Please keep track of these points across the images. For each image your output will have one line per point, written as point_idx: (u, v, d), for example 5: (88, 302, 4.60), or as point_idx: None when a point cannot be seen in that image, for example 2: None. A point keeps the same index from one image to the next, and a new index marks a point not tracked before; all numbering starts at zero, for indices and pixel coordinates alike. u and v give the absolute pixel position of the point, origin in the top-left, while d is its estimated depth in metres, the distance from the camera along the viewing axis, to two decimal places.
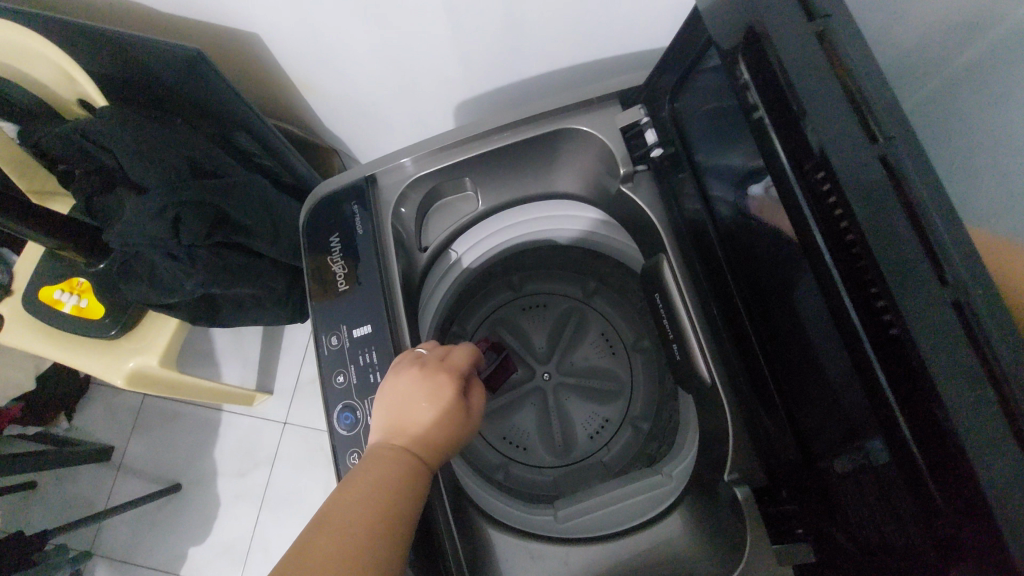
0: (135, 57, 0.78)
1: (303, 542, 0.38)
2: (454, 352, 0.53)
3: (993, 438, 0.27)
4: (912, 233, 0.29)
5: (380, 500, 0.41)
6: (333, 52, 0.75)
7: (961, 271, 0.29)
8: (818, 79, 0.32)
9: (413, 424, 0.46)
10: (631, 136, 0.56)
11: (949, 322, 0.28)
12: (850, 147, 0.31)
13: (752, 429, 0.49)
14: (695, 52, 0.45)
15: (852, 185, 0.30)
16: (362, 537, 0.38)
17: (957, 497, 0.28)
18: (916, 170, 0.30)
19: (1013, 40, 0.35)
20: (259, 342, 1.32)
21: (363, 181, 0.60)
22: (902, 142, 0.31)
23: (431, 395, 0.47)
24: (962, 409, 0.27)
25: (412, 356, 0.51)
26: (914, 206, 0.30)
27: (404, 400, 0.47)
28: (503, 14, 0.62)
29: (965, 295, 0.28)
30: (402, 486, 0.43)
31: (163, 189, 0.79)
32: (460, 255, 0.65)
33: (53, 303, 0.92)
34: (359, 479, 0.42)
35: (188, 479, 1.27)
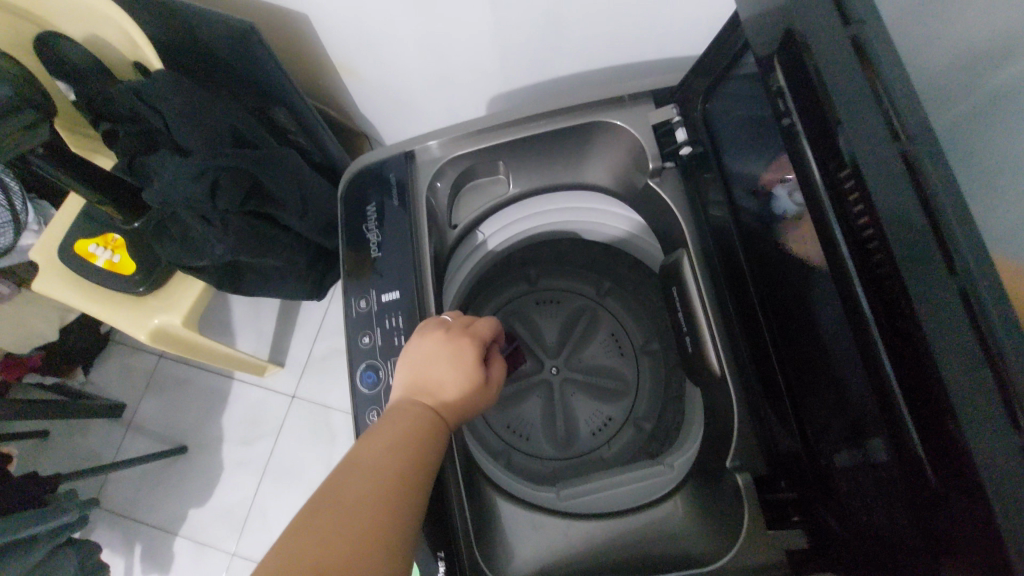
0: (190, 25, 0.82)
1: (335, 481, 0.41)
2: (477, 319, 0.55)
3: (997, 448, 0.26)
4: (926, 225, 0.29)
5: (403, 449, 0.43)
6: (378, 37, 0.78)
7: (968, 258, 0.28)
8: (844, 73, 0.32)
9: (436, 384, 0.49)
10: (662, 133, 0.58)
11: (950, 307, 0.28)
12: (870, 142, 0.31)
13: (758, 421, 0.51)
14: (730, 57, 0.47)
15: (875, 176, 0.30)
16: (392, 481, 0.41)
17: (964, 506, 0.28)
18: (935, 166, 0.30)
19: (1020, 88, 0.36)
20: (275, 315, 1.35)
21: (402, 157, 0.62)
22: (927, 140, 0.30)
23: (454, 359, 0.50)
24: (974, 420, 0.27)
25: (437, 321, 0.54)
26: (930, 203, 0.29)
27: (428, 362, 0.50)
28: (547, 11, 0.65)
29: (971, 284, 0.27)
30: (426, 438, 0.45)
31: (205, 154, 0.82)
32: (486, 237, 0.67)
33: (87, 256, 0.95)
34: (383, 430, 0.45)
35: (196, 443, 1.30)
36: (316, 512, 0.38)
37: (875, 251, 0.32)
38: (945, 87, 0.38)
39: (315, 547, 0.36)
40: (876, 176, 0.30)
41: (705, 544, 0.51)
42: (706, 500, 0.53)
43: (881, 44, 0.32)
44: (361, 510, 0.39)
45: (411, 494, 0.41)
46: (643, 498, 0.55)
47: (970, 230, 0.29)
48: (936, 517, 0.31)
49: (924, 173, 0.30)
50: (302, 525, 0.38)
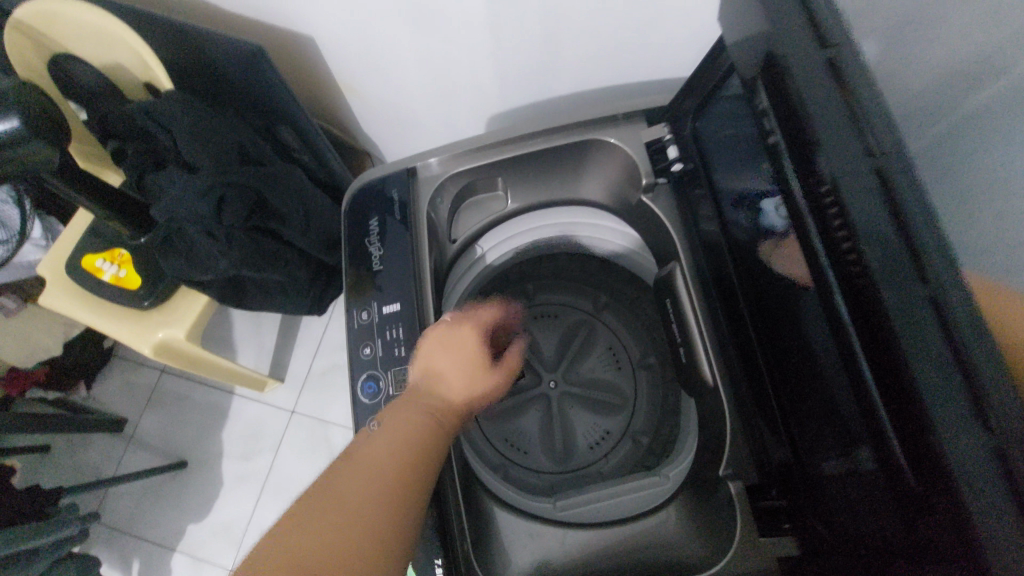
0: (199, 47, 0.85)
1: (354, 453, 0.44)
2: (478, 318, 0.62)
3: (975, 455, 0.27)
4: (897, 236, 0.30)
5: (424, 421, 0.49)
6: (381, 59, 0.80)
7: (942, 271, 0.29)
8: (821, 94, 0.34)
9: (447, 370, 0.54)
10: (655, 151, 0.60)
11: (922, 320, 0.29)
12: (847, 158, 0.32)
13: (749, 429, 0.52)
14: (717, 78, 0.49)
15: (851, 192, 0.32)
16: (408, 453, 0.45)
17: (945, 511, 0.28)
18: (908, 183, 0.31)
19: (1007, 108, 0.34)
20: (276, 330, 1.36)
21: (403, 174, 0.64)
22: (897, 156, 0.32)
23: (464, 354, 0.56)
24: (950, 426, 0.28)
25: (442, 318, 0.60)
26: (901, 215, 0.31)
27: (440, 351, 0.56)
28: (543, 33, 0.67)
29: (943, 294, 0.29)
30: (441, 415, 0.50)
31: (212, 171, 0.84)
32: (484, 251, 0.70)
33: (93, 271, 0.97)
34: (400, 409, 0.50)
35: (196, 458, 1.30)
36: (349, 473, 0.42)
37: (852, 260, 0.33)
38: (920, 111, 0.37)
39: (352, 501, 0.40)
40: (852, 192, 0.32)
41: (705, 552, 0.52)
42: (698, 508, 0.54)
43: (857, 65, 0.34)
44: (394, 470, 0.43)
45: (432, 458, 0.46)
46: (639, 508, 0.56)
47: (939, 241, 0.30)
48: (919, 521, 0.31)
49: (897, 188, 0.31)
50: (337, 484, 0.41)
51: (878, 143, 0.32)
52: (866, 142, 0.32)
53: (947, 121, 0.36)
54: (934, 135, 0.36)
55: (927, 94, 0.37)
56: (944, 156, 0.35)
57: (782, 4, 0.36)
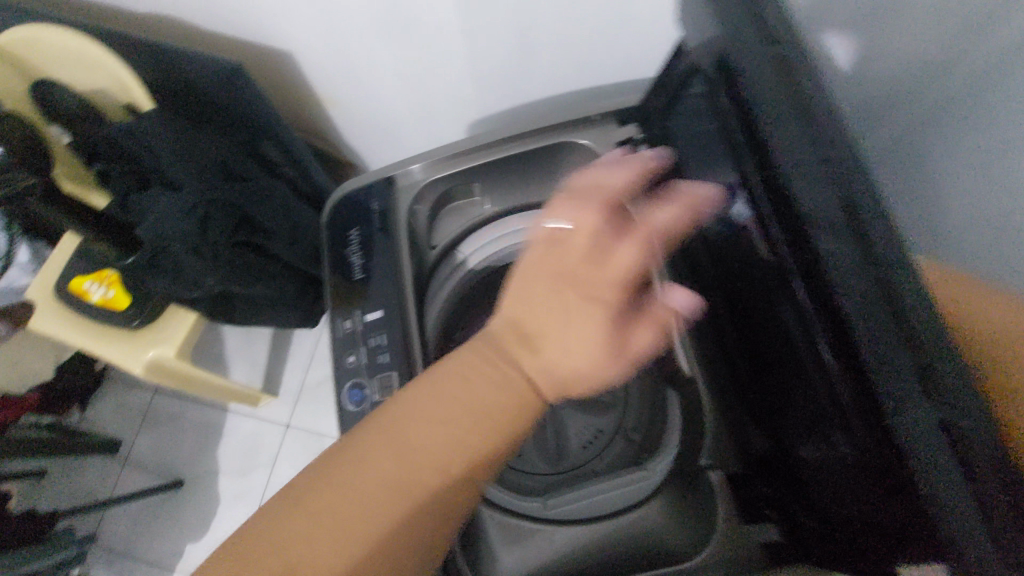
0: (180, 67, 0.86)
1: (415, 413, 0.42)
2: (613, 271, 0.47)
3: (926, 429, 0.28)
4: (846, 223, 0.32)
5: (491, 405, 0.42)
6: (359, 71, 0.82)
7: (886, 251, 0.31)
8: (771, 91, 0.35)
9: (547, 340, 0.45)
10: (626, 150, 0.62)
11: (873, 299, 0.31)
12: (796, 149, 0.34)
13: (728, 416, 0.54)
14: (681, 76, 0.50)
15: (800, 180, 0.34)
16: (474, 433, 0.41)
17: (903, 481, 0.30)
18: (855, 169, 0.33)
19: (969, 87, 0.34)
20: (269, 345, 1.36)
21: (382, 184, 0.65)
22: (844, 144, 0.33)
23: (572, 309, 0.46)
24: (901, 401, 0.29)
25: (560, 256, 0.48)
26: (851, 201, 0.32)
27: (542, 309, 0.46)
28: (515, 40, 0.69)
29: (890, 272, 0.31)
30: (517, 400, 0.43)
31: (195, 189, 0.85)
32: (466, 256, 0.67)
33: (82, 293, 0.98)
34: (472, 376, 0.43)
35: (192, 476, 1.29)
36: (386, 446, 0.40)
37: (803, 249, 0.35)
38: (882, 106, 0.38)
39: (375, 484, 0.39)
40: (803, 181, 0.34)
41: (687, 543, 0.53)
42: (684, 501, 0.55)
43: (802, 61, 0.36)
44: (433, 462, 0.40)
45: (489, 450, 0.42)
46: (620, 504, 0.57)
47: (884, 223, 0.32)
48: (889, 501, 0.32)
49: (845, 175, 0.33)
50: (367, 455, 0.40)
51: (823, 134, 0.33)
52: (813, 133, 0.34)
53: (914, 108, 0.37)
54: (899, 127, 0.37)
55: (891, 84, 0.38)
56: (909, 146, 0.36)
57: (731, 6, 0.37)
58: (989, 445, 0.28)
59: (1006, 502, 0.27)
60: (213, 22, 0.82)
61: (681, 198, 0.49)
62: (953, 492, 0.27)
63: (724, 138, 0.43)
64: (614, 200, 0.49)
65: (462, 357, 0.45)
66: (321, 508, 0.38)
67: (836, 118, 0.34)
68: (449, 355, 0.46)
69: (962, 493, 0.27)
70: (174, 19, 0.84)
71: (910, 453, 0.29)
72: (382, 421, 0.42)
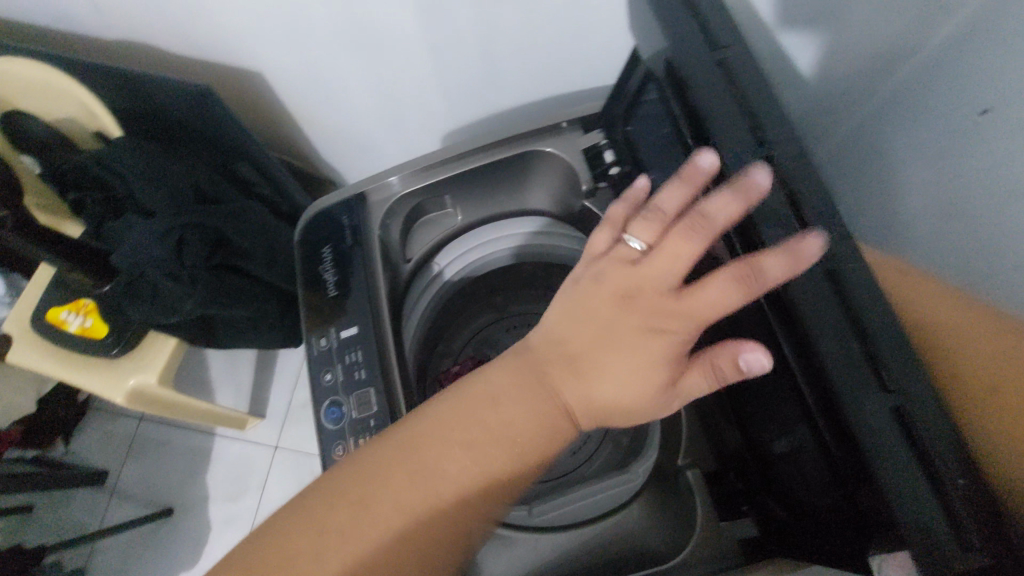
0: (151, 93, 0.86)
1: (435, 430, 0.40)
2: (692, 306, 0.39)
3: (877, 422, 0.30)
4: (793, 218, 0.35)
5: (522, 433, 0.40)
6: (331, 90, 0.82)
7: (834, 245, 0.34)
8: (717, 97, 0.37)
9: (595, 368, 0.42)
10: (592, 157, 0.62)
11: (821, 290, 0.33)
12: (742, 150, 0.36)
13: (701, 414, 0.56)
14: (638, 84, 0.51)
15: (747, 180, 0.36)
16: (497, 459, 0.40)
17: (860, 474, 0.31)
18: (796, 168, 0.36)
19: (922, 116, 0.41)
20: (254, 366, 1.35)
21: (353, 199, 0.66)
22: (785, 142, 0.36)
23: (629, 337, 0.41)
24: (853, 395, 0.31)
25: (633, 277, 0.42)
26: (796, 197, 0.35)
27: (593, 331, 0.42)
28: (481, 54, 0.70)
29: (838, 266, 0.33)
30: (548, 430, 0.41)
31: (168, 213, 0.84)
32: (442, 267, 0.71)
33: (59, 323, 0.96)
34: (503, 399, 0.41)
35: (182, 504, 1.27)
36: (401, 464, 0.39)
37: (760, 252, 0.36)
38: (863, 148, 0.46)
39: (386, 504, 0.38)
40: (751, 179, 0.36)
41: (664, 537, 0.54)
42: (665, 501, 0.55)
43: (741, 69, 0.38)
44: (455, 487, 0.39)
45: (509, 480, 0.40)
46: (603, 508, 0.56)
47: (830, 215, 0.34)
48: (857, 492, 0.32)
49: (789, 174, 0.36)
50: (381, 473, 0.39)
51: (766, 132, 0.36)
52: (757, 132, 0.37)
53: (885, 145, 0.44)
54: (874, 165, 0.44)
55: (864, 128, 0.46)
56: (881, 181, 0.43)
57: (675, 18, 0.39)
58: (942, 435, 0.29)
59: (962, 490, 0.28)
60: (182, 47, 0.82)
61: (736, 188, 0.36)
62: (903, 477, 0.29)
63: (680, 141, 0.45)
64: (690, 211, 0.41)
65: (496, 376, 0.43)
66: (329, 523, 0.37)
67: (781, 119, 0.37)
68: (485, 369, 0.44)
69: (919, 481, 0.29)
70: (143, 46, 0.84)
71: (863, 444, 0.30)
72: (403, 435, 0.41)
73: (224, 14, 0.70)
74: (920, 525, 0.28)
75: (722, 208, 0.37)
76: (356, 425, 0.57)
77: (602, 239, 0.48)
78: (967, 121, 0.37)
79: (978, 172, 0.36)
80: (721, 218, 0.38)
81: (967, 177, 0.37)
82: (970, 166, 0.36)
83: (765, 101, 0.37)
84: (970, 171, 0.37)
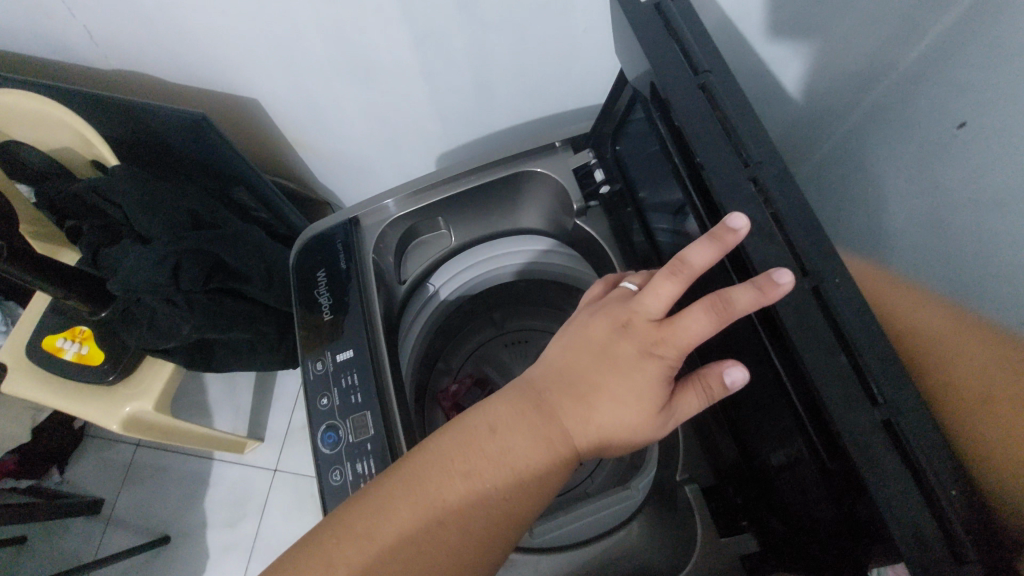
0: (147, 121, 0.87)
1: (436, 462, 0.40)
2: (674, 336, 0.39)
3: (870, 438, 0.30)
4: (783, 245, 0.35)
5: (522, 463, 0.40)
6: (326, 114, 0.83)
7: (816, 262, 0.34)
8: (700, 120, 0.38)
9: (595, 393, 0.41)
10: (582, 175, 0.64)
11: (810, 307, 0.33)
12: (728, 171, 0.37)
13: (698, 429, 0.56)
14: (626, 105, 0.53)
15: (732, 200, 0.37)
16: (497, 490, 0.40)
17: (855, 489, 0.31)
18: (778, 189, 0.36)
19: (889, 157, 0.47)
20: (251, 389, 1.35)
21: (347, 224, 0.66)
22: (768, 164, 0.37)
23: (620, 364, 0.41)
24: (847, 412, 0.31)
25: (622, 309, 0.43)
26: (779, 217, 0.36)
27: (591, 357, 0.43)
28: (473, 78, 0.71)
29: (823, 283, 0.34)
30: (550, 458, 0.40)
31: (164, 239, 0.84)
32: (437, 288, 0.72)
33: (54, 351, 0.95)
34: (503, 429, 0.41)
35: (179, 531, 1.25)
36: (404, 497, 0.39)
37: (749, 270, 0.36)
38: (852, 200, 0.52)
39: (393, 538, 0.38)
40: (736, 197, 0.37)
41: (664, 556, 0.53)
42: (664, 518, 0.55)
43: (723, 92, 0.39)
44: (455, 520, 0.39)
45: (513, 509, 0.40)
46: (607, 525, 0.56)
47: (813, 235, 0.35)
48: (854, 504, 0.32)
49: (770, 195, 0.36)
50: (386, 507, 0.39)
51: (750, 155, 0.38)
52: (742, 156, 0.38)
53: (865, 190, 0.50)
54: (863, 210, 0.51)
55: (848, 179, 0.53)
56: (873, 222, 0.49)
57: (658, 45, 0.40)
58: (931, 448, 0.30)
59: (955, 503, 0.29)
60: (178, 75, 0.83)
61: (710, 235, 0.36)
62: (900, 495, 0.29)
63: (668, 161, 0.46)
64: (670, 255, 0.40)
65: (496, 405, 0.43)
66: (337, 559, 0.37)
67: (757, 139, 0.38)
68: (486, 400, 0.44)
69: (914, 496, 0.29)
70: (139, 74, 0.85)
71: (857, 464, 0.29)
72: (404, 468, 0.41)
73: (219, 43, 0.71)
74: (914, 533, 0.28)
75: (701, 256, 0.37)
76: (354, 449, 0.57)
77: (597, 288, 0.51)
78: (949, 133, 0.40)
79: (957, 186, 0.40)
80: (700, 265, 0.37)
81: (947, 202, 0.41)
82: (940, 198, 0.42)
83: (747, 123, 0.39)
84: (949, 183, 0.41)
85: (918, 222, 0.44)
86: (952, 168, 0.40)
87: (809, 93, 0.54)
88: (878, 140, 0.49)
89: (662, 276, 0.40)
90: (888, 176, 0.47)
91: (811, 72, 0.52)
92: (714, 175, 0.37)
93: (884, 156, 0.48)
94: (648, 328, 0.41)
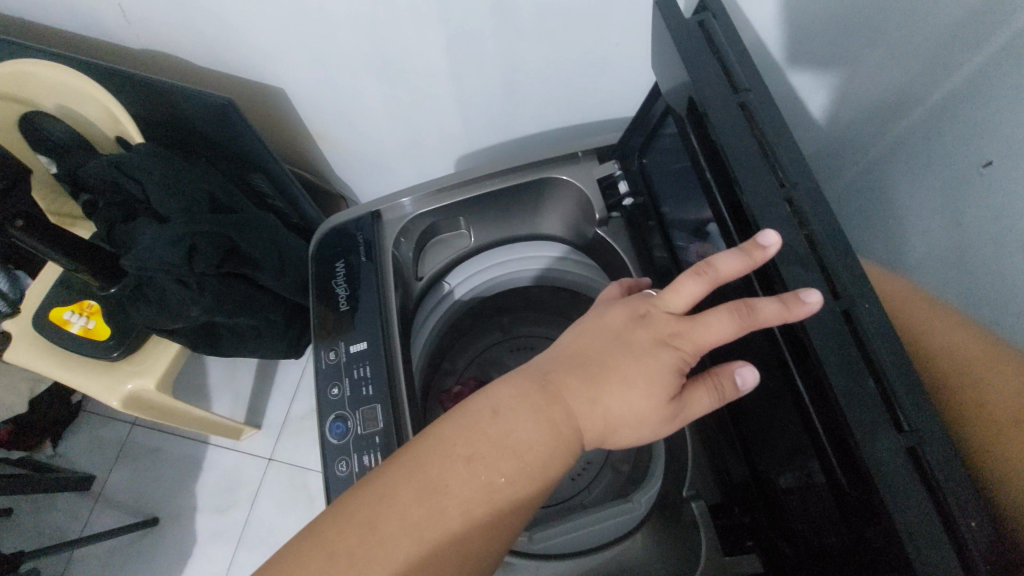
0: (174, 102, 0.87)
1: (438, 449, 0.40)
2: (692, 332, 0.40)
3: (896, 466, 0.30)
4: (817, 268, 0.35)
5: (526, 447, 0.40)
6: (352, 107, 0.84)
7: (850, 286, 0.35)
8: (739, 137, 0.39)
9: (604, 375, 0.41)
10: (606, 186, 0.65)
11: (841, 332, 0.34)
12: (765, 190, 0.37)
13: (709, 447, 0.56)
14: (657, 118, 0.53)
15: (766, 219, 0.37)
16: (499, 475, 0.39)
17: (873, 515, 0.31)
18: (813, 211, 0.37)
19: (914, 188, 0.48)
20: (252, 376, 1.35)
21: (369, 216, 0.67)
22: (803, 186, 0.38)
23: (633, 352, 0.42)
24: (870, 437, 0.31)
25: (642, 302, 0.44)
26: (812, 239, 0.36)
27: (604, 342, 0.43)
28: (503, 83, 0.72)
29: (854, 307, 0.34)
30: (554, 438, 0.40)
31: (184, 220, 0.85)
32: (452, 286, 0.72)
33: (61, 323, 0.95)
34: (507, 412, 0.41)
35: (168, 514, 1.24)
36: (405, 484, 0.39)
37: (775, 287, 0.37)
38: (874, 231, 0.53)
39: (393, 526, 0.38)
40: (771, 215, 0.37)
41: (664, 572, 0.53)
42: (665, 532, 0.55)
43: (761, 112, 0.40)
44: (458, 506, 0.38)
45: (516, 492, 0.40)
46: (610, 535, 0.56)
47: (845, 259, 0.36)
48: (868, 531, 0.32)
49: (804, 216, 0.37)
50: (386, 495, 0.39)
51: (787, 176, 0.38)
52: (779, 176, 0.38)
53: (889, 218, 0.51)
54: (886, 241, 0.51)
55: (871, 208, 0.53)
56: (895, 251, 0.50)
57: (699, 59, 0.41)
58: (953, 476, 0.30)
59: (977, 536, 0.29)
60: (209, 59, 0.84)
61: (739, 248, 0.37)
62: (925, 525, 0.29)
63: (698, 176, 0.46)
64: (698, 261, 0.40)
65: (501, 389, 0.43)
66: (338, 550, 0.37)
67: (792, 161, 0.39)
68: (491, 384, 0.44)
69: (938, 528, 0.29)
70: (171, 55, 0.86)
71: (882, 492, 0.29)
72: (406, 454, 0.41)
73: (254, 30, 0.72)
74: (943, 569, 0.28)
75: (727, 266, 0.37)
76: (361, 441, 0.57)
77: (615, 288, 0.51)
78: (974, 171, 0.41)
79: (980, 220, 0.41)
80: (726, 275, 0.37)
81: (973, 237, 0.41)
82: (968, 232, 0.42)
83: (782, 146, 0.39)
84: (975, 220, 0.41)
85: (943, 254, 0.44)
86: (978, 204, 0.41)
87: (837, 120, 0.55)
88: (900, 171, 0.49)
89: (686, 276, 0.40)
90: (914, 207, 0.48)
91: (840, 100, 0.53)
92: (749, 193, 0.38)
93: (909, 189, 0.48)
94: (669, 325, 0.42)
